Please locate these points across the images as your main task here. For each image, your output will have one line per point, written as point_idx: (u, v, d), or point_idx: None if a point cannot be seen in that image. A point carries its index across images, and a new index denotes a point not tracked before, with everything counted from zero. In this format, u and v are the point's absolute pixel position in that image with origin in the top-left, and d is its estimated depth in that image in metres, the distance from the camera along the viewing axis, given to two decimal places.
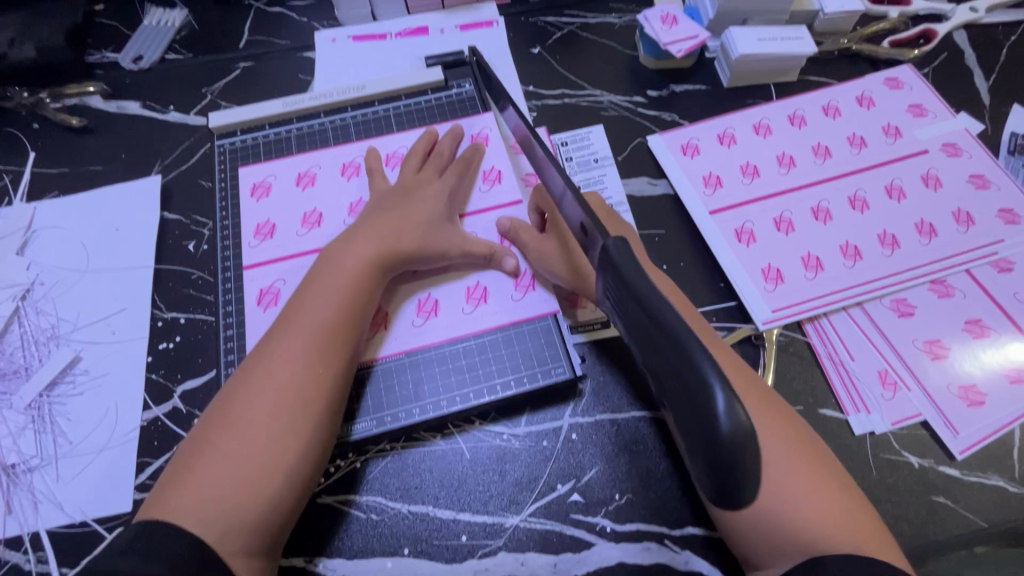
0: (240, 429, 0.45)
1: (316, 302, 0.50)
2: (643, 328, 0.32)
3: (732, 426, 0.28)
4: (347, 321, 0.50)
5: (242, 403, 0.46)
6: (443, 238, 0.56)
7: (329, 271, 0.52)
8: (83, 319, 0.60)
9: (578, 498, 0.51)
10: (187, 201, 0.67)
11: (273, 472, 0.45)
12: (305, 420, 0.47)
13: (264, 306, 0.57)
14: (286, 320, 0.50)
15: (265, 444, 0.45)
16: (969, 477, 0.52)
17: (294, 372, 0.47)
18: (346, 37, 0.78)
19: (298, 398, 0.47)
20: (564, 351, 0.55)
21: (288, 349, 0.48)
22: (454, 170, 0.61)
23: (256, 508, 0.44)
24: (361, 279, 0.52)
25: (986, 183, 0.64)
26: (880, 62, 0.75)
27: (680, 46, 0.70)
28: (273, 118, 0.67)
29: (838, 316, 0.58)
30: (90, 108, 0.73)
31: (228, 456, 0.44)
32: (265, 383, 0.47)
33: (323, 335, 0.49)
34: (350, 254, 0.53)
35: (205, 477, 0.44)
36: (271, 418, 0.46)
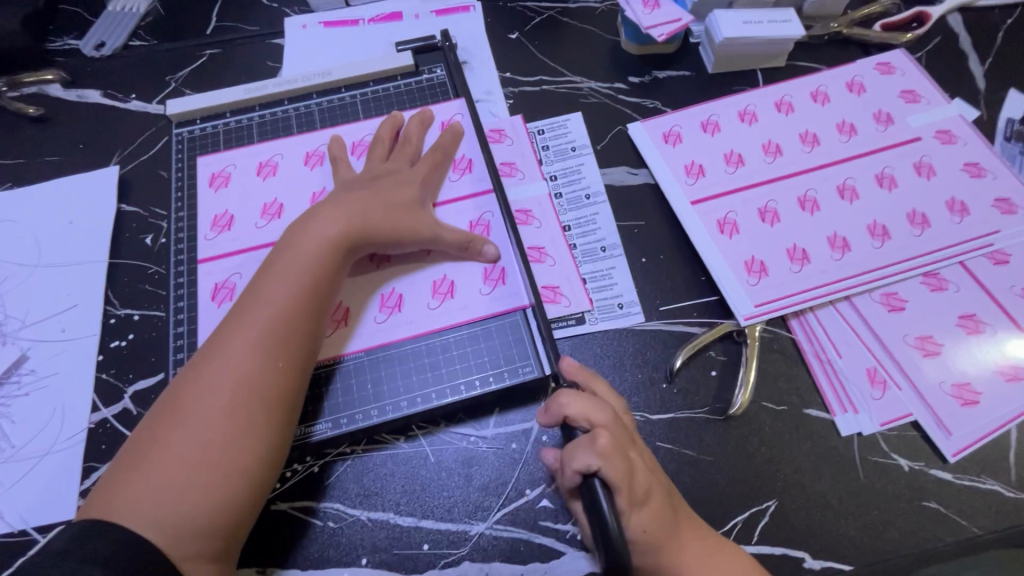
0: (193, 426, 0.42)
1: (275, 290, 0.47)
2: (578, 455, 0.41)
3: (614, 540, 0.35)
4: (309, 313, 0.48)
5: (194, 398, 0.43)
6: (414, 221, 0.53)
7: (287, 256, 0.49)
8: (33, 315, 0.57)
9: (548, 504, 0.48)
10: (146, 192, 0.64)
11: (230, 472, 0.42)
12: (264, 417, 0.44)
13: (219, 301, 0.54)
14: (242, 309, 0.47)
15: (221, 442, 0.42)
16: (962, 480, 0.49)
17: (252, 366, 0.44)
18: (317, 23, 0.75)
19: (256, 393, 0.44)
20: (532, 349, 0.52)
21: (244, 340, 0.45)
22: (428, 160, 0.58)
23: (210, 510, 0.41)
24: (320, 266, 0.49)
25: (981, 171, 0.61)
26: (872, 46, 0.72)
27: (662, 30, 0.67)
28: (234, 106, 0.64)
29: (825, 311, 0.55)
30: (49, 96, 0.71)
31: (180, 455, 0.41)
32: (219, 377, 0.44)
33: (280, 325, 0.46)
34: (311, 238, 0.49)
35: (155, 479, 0.41)
36: (227, 414, 0.43)
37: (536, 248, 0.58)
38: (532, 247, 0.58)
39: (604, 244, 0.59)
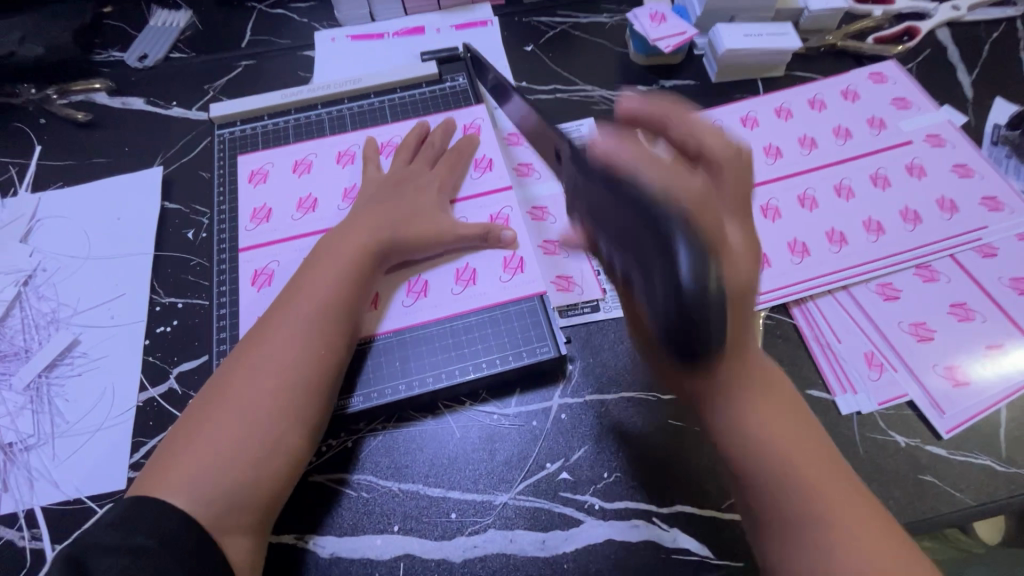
0: (239, 404, 0.46)
1: (319, 287, 0.52)
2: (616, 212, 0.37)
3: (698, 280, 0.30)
4: (346, 304, 0.52)
5: (241, 379, 0.47)
6: (433, 224, 0.58)
7: (328, 256, 0.54)
8: (83, 303, 0.61)
9: (567, 476, 0.51)
10: (187, 191, 0.69)
11: (273, 450, 0.45)
12: (305, 399, 0.47)
13: (259, 286, 0.58)
14: (285, 301, 0.51)
15: (265, 420, 0.46)
16: (956, 456, 0.52)
17: (296, 353, 0.48)
18: (345, 36, 0.80)
19: (299, 376, 0.48)
20: (549, 331, 0.56)
21: (288, 328, 0.49)
22: (445, 166, 0.63)
23: (252, 484, 0.44)
24: (358, 268, 0.53)
25: (970, 172, 0.66)
26: (865, 58, 0.76)
27: (668, 42, 0.72)
28: (271, 110, 0.69)
29: (825, 300, 0.59)
30: (96, 104, 0.76)
31: (227, 431, 0.45)
32: (265, 364, 0.48)
33: (322, 319, 0.50)
34: (348, 241, 0.55)
35: (202, 451, 0.44)
36: (271, 394, 0.46)
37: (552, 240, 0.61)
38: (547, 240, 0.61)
39: None
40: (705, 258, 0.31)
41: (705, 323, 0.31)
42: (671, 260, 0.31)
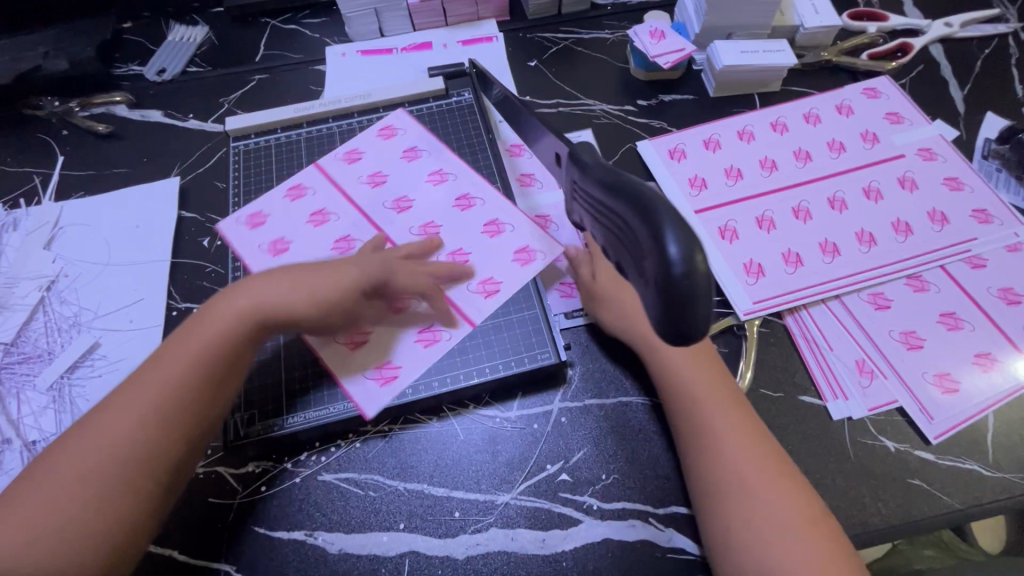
0: (70, 479, 0.44)
1: (174, 357, 0.48)
2: (601, 203, 0.34)
3: (684, 256, 0.28)
4: (210, 378, 0.48)
5: (85, 444, 0.45)
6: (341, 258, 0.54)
7: (209, 322, 0.50)
8: (103, 308, 0.64)
9: (566, 478, 0.53)
10: (203, 201, 0.71)
11: (110, 525, 0.44)
12: (148, 481, 0.45)
13: (255, 226, 0.63)
14: (155, 364, 0.48)
15: (92, 500, 0.43)
16: (944, 461, 0.54)
17: (129, 425, 0.45)
18: (354, 51, 0.83)
19: (142, 460, 0.45)
20: (550, 338, 0.58)
21: (134, 406, 0.46)
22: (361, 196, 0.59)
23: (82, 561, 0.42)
24: (226, 338, 0.49)
25: (960, 186, 0.68)
26: (859, 73, 0.79)
27: (668, 58, 0.74)
28: (284, 123, 0.71)
29: (818, 309, 0.61)
30: (116, 116, 0.79)
31: (49, 503, 0.43)
32: (105, 432, 0.45)
33: (172, 390, 0.47)
34: (237, 299, 0.50)
35: (25, 518, 0.42)
36: (105, 470, 0.44)
37: (492, 223, 0.61)
38: (518, 249, 0.59)
39: None
40: (693, 239, 0.28)
41: (694, 302, 0.28)
42: (656, 239, 0.29)
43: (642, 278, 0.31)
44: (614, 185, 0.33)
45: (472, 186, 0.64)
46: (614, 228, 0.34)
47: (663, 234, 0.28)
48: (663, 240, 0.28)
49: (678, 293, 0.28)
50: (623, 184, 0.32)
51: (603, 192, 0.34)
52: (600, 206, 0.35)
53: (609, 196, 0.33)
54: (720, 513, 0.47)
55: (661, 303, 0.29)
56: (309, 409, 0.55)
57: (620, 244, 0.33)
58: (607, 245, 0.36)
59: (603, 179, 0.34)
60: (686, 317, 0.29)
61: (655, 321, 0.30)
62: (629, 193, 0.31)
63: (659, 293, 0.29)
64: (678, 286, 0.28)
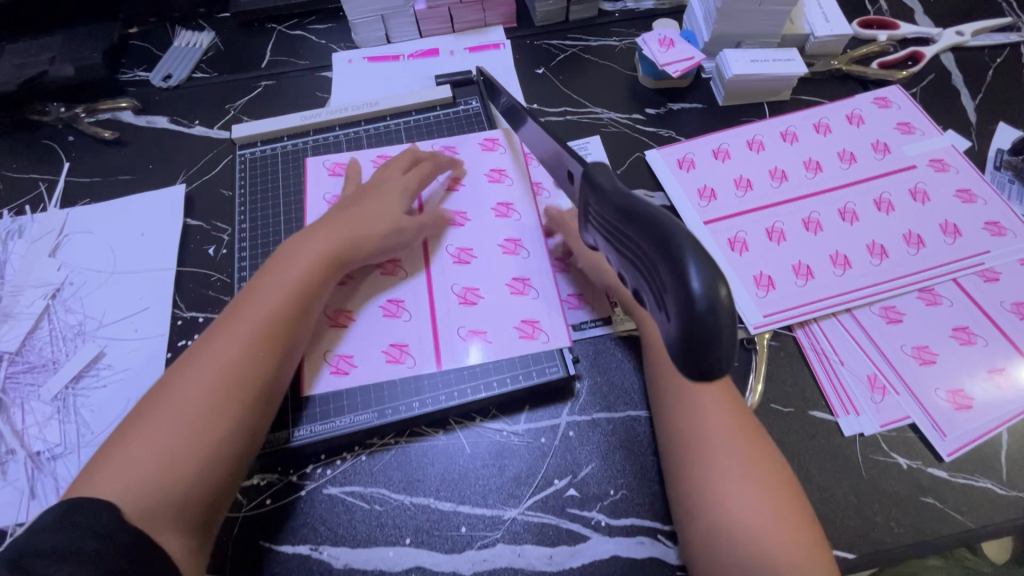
0: (166, 413, 0.46)
1: (265, 293, 0.52)
2: (616, 227, 0.34)
3: (707, 292, 0.27)
4: (298, 309, 0.53)
5: (178, 381, 0.48)
6: (399, 232, 0.59)
7: (285, 266, 0.54)
8: (108, 316, 0.63)
9: (574, 493, 0.53)
10: (209, 208, 0.71)
11: (209, 442, 0.46)
12: (242, 401, 0.48)
13: (334, 174, 0.67)
14: (235, 309, 0.52)
15: (198, 420, 0.46)
16: (957, 479, 0.53)
17: (228, 353, 0.49)
18: (361, 58, 0.83)
19: (227, 386, 0.48)
20: (559, 352, 0.57)
21: (231, 337, 0.50)
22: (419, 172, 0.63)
23: (189, 475, 0.45)
24: (313, 273, 0.54)
25: (973, 198, 0.67)
26: (870, 82, 0.78)
27: (677, 67, 0.74)
28: (290, 132, 0.71)
29: (829, 322, 0.60)
30: (122, 122, 0.78)
31: (154, 428, 0.45)
32: (206, 360, 0.49)
33: (265, 320, 0.51)
34: (308, 248, 0.55)
35: (135, 445, 0.45)
36: (204, 395, 0.47)
37: (520, 279, 0.60)
38: (526, 321, 0.58)
39: None
40: (716, 270, 0.28)
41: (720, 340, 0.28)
42: (678, 273, 0.28)
43: (662, 309, 0.31)
44: (627, 209, 0.32)
45: (525, 234, 0.63)
46: (631, 255, 0.33)
47: (685, 268, 0.28)
48: (686, 276, 0.28)
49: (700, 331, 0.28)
50: (637, 210, 0.32)
51: (616, 217, 0.33)
52: (615, 231, 0.34)
53: (623, 221, 0.32)
54: (686, 495, 0.48)
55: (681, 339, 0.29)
56: (316, 421, 0.55)
57: (638, 272, 0.33)
58: (623, 269, 0.35)
59: (616, 202, 0.33)
60: (709, 354, 0.29)
61: (675, 354, 0.30)
62: (644, 220, 0.31)
63: (681, 330, 0.29)
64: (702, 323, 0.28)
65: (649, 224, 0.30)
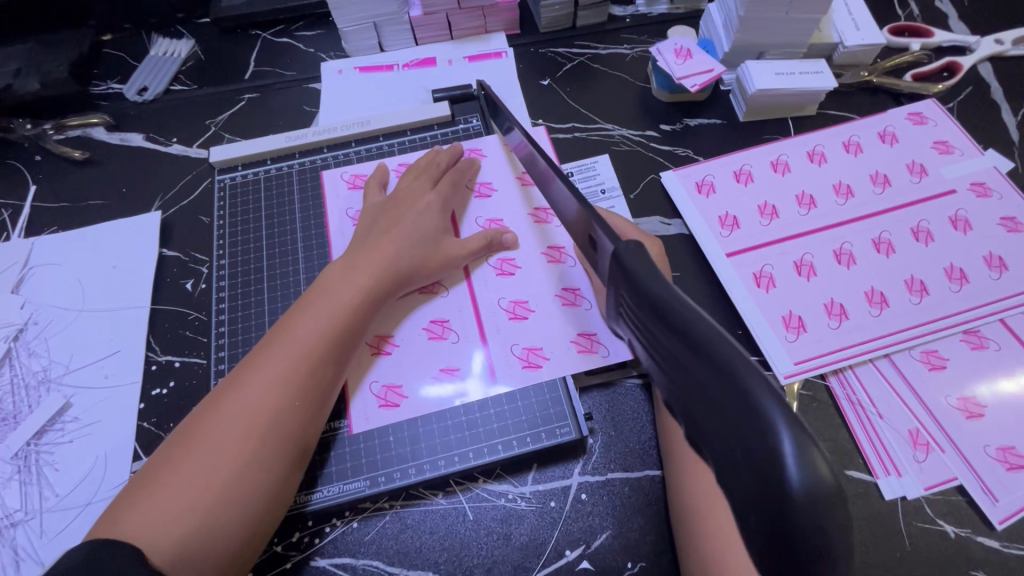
0: (195, 461, 0.42)
1: (302, 328, 0.48)
2: (668, 349, 0.28)
3: (805, 481, 0.22)
4: (337, 347, 0.48)
5: (210, 425, 0.44)
6: (441, 253, 0.55)
7: (324, 297, 0.50)
8: (76, 361, 0.58)
9: (587, 565, 0.48)
10: (186, 237, 0.65)
11: (238, 497, 0.42)
12: (278, 452, 0.44)
13: (354, 187, 0.63)
14: (270, 344, 0.48)
15: (231, 474, 0.42)
16: (1010, 549, 0.48)
17: (264, 396, 0.45)
18: (352, 68, 0.77)
19: (259, 435, 0.44)
20: (570, 408, 0.52)
21: (266, 377, 0.46)
22: (448, 180, 0.60)
23: (216, 534, 0.41)
24: (354, 306, 0.50)
25: (1019, 227, 0.61)
26: (903, 96, 0.72)
27: (695, 80, 0.67)
28: (275, 153, 0.65)
29: (864, 368, 0.55)
30: (93, 139, 0.72)
31: (186, 480, 0.42)
32: (239, 404, 0.45)
33: (303, 361, 0.47)
34: (348, 279, 0.51)
35: (165, 498, 0.41)
36: (238, 445, 0.43)
37: (571, 289, 0.56)
38: (583, 332, 0.54)
39: None
40: (807, 433, 0.23)
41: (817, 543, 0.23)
42: (767, 450, 0.23)
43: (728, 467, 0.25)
44: (686, 335, 0.26)
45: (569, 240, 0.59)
46: (681, 387, 0.27)
47: (777, 449, 0.22)
48: (778, 460, 0.22)
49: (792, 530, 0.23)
50: (695, 327, 0.26)
51: (670, 338, 0.27)
52: (664, 349, 0.28)
53: (676, 340, 0.27)
54: None
55: (758, 530, 0.24)
56: (341, 480, 0.50)
57: (690, 412, 0.27)
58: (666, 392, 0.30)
59: (672, 319, 0.27)
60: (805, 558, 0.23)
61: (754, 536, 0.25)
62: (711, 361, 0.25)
63: (761, 520, 0.24)
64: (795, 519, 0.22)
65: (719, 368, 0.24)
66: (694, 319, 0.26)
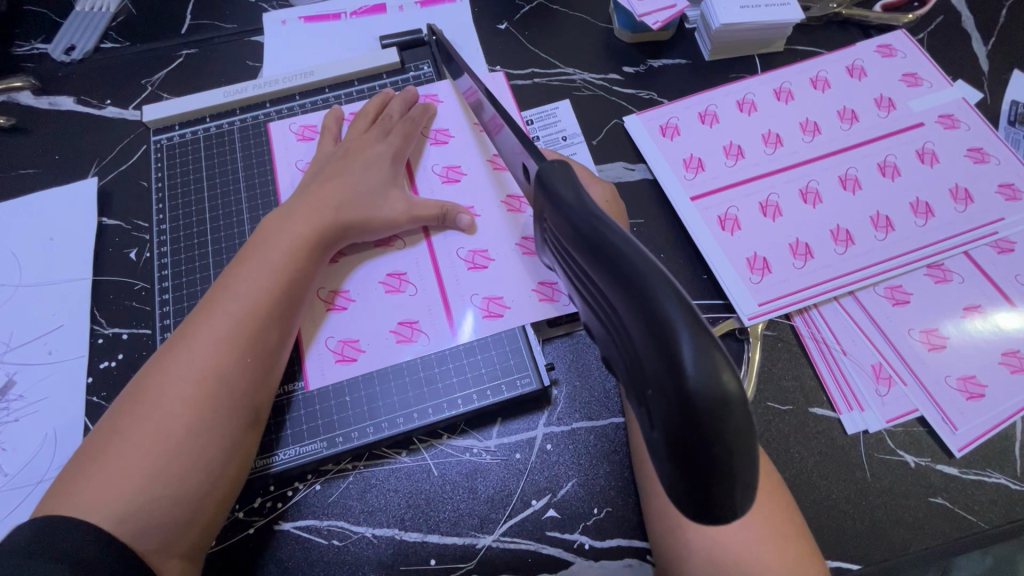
0: (142, 428, 0.40)
1: (244, 281, 0.46)
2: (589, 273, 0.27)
3: (707, 389, 0.21)
4: (284, 299, 0.46)
5: (153, 390, 0.41)
6: (387, 206, 0.53)
7: (264, 249, 0.47)
8: (17, 338, 0.55)
9: (554, 514, 0.47)
10: (127, 204, 0.62)
11: (196, 458, 0.40)
12: (234, 408, 0.42)
13: (303, 139, 0.60)
14: (210, 302, 0.45)
15: (185, 436, 0.40)
16: (968, 475, 0.49)
17: (209, 355, 0.42)
18: (297, 18, 0.72)
19: (208, 395, 0.41)
20: (531, 360, 0.51)
21: (208, 336, 0.43)
22: (400, 131, 0.56)
23: (175, 498, 0.39)
24: (297, 257, 0.48)
25: (985, 157, 0.60)
26: (872, 28, 0.70)
27: (656, 17, 0.64)
28: (214, 111, 0.61)
29: (829, 307, 0.54)
30: (19, 104, 0.67)
31: (136, 448, 0.39)
32: (182, 365, 0.42)
33: (248, 315, 0.44)
34: (287, 230, 0.48)
35: (115, 469, 0.39)
36: (187, 405, 0.41)
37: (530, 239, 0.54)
38: (544, 280, 0.53)
39: None
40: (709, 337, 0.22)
41: (721, 468, 0.22)
42: (670, 362, 0.22)
43: (644, 383, 0.24)
44: (602, 250, 0.25)
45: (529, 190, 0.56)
46: (603, 311, 0.27)
47: (679, 359, 0.21)
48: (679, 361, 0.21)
49: (693, 447, 0.22)
50: (610, 240, 0.25)
51: (587, 257, 0.26)
52: (583, 270, 0.28)
53: (591, 258, 0.26)
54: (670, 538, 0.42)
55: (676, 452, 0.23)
56: (301, 442, 0.49)
57: (611, 336, 0.27)
58: (595, 319, 0.30)
59: (590, 239, 0.26)
60: (714, 488, 0.23)
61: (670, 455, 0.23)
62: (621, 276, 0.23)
63: (668, 439, 0.23)
64: (701, 430, 0.22)
65: (627, 279, 0.23)
66: (610, 235, 0.25)
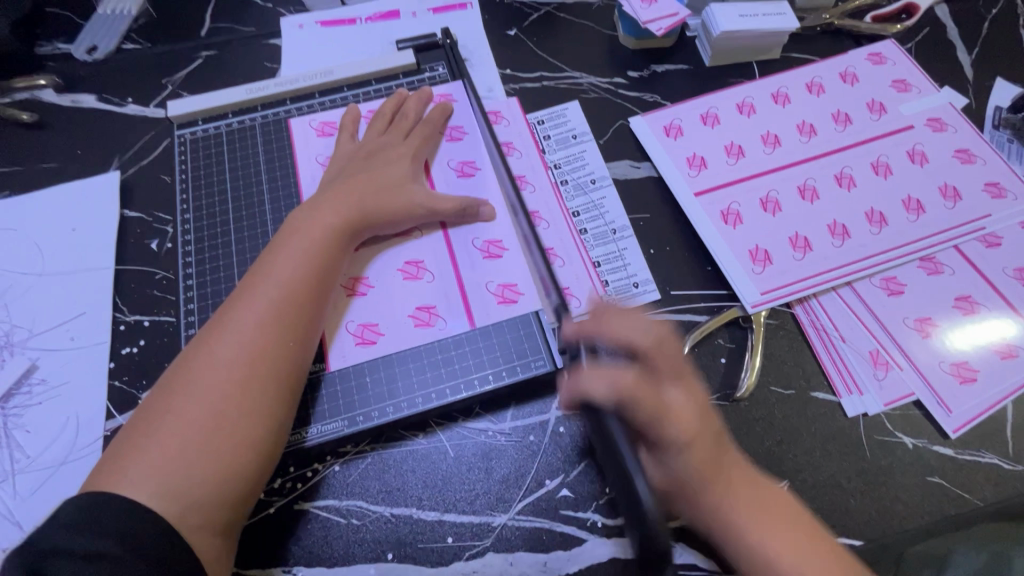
0: (192, 406, 0.42)
1: (282, 268, 0.48)
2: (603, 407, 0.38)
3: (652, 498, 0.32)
4: (318, 283, 0.49)
5: (201, 367, 0.44)
6: (404, 197, 0.54)
7: (296, 238, 0.50)
8: (39, 325, 0.57)
9: (568, 493, 0.49)
10: (148, 197, 0.64)
11: (243, 434, 0.42)
12: (277, 384, 0.44)
13: (323, 135, 0.62)
14: (248, 287, 0.47)
15: (233, 413, 0.42)
16: (963, 456, 0.51)
17: (253, 336, 0.45)
18: (313, 23, 0.75)
19: (253, 374, 0.44)
20: (544, 343, 0.52)
21: (252, 319, 0.46)
22: (419, 133, 0.59)
23: (219, 470, 0.41)
24: (328, 245, 0.50)
25: (972, 158, 0.64)
26: (862, 38, 0.73)
27: (660, 24, 0.67)
28: (236, 107, 0.64)
29: (828, 297, 0.57)
30: (42, 102, 0.69)
31: (185, 424, 0.41)
32: (227, 346, 0.44)
33: (287, 299, 0.47)
34: (317, 218, 0.51)
35: (170, 445, 0.41)
36: (234, 383, 0.43)
37: (545, 250, 0.58)
38: None
39: (614, 227, 0.61)
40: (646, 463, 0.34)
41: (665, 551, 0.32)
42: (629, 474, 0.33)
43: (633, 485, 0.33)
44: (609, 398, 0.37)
45: (544, 207, 0.60)
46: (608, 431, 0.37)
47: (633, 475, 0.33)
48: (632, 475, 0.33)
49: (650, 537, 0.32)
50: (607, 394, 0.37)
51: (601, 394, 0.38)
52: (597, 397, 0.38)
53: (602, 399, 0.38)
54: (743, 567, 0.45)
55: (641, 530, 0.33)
56: (322, 421, 0.50)
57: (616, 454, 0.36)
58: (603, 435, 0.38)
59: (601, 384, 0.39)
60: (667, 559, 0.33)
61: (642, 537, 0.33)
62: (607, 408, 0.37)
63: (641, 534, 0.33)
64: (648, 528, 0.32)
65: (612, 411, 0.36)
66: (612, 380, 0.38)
